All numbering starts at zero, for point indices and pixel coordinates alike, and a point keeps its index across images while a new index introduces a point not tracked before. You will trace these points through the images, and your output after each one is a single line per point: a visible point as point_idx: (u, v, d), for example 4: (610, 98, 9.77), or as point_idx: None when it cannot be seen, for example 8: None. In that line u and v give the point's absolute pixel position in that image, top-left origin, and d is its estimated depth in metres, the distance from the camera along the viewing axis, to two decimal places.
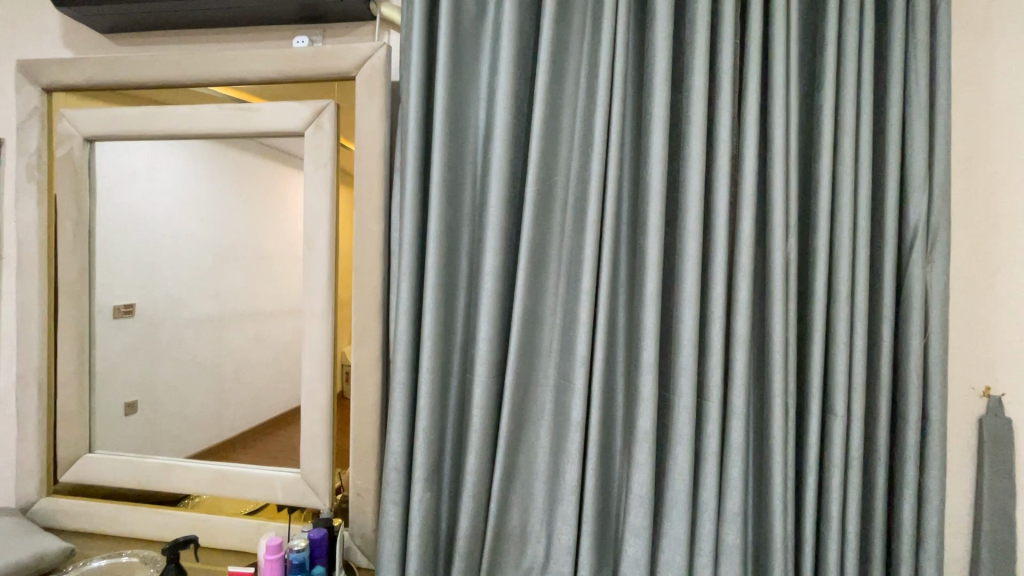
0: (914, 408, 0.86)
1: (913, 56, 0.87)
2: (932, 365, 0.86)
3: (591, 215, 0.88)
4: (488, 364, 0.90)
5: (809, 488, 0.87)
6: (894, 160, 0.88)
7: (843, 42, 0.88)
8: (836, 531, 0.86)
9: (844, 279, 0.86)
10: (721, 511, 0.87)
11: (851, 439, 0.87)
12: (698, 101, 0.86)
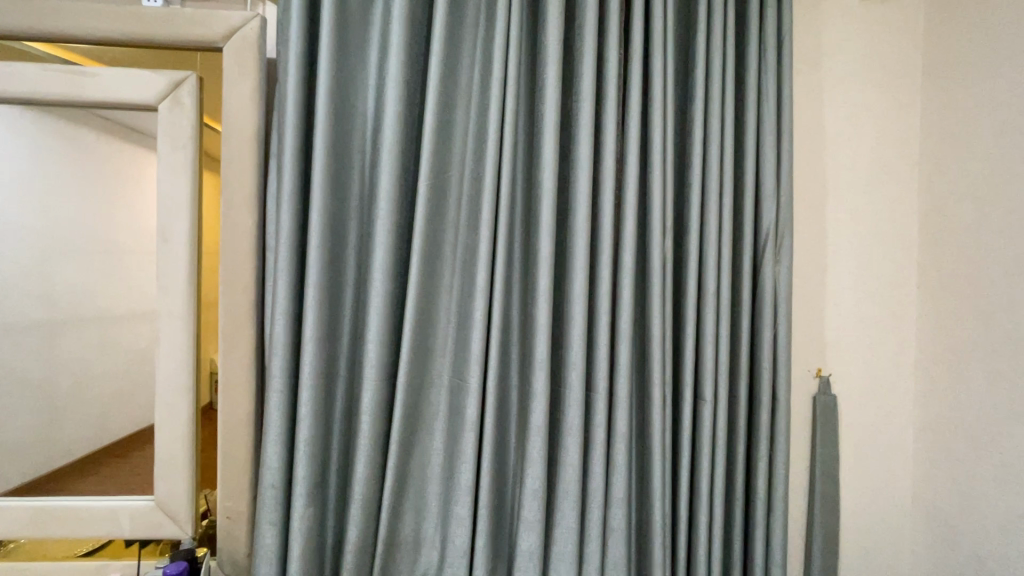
0: (766, 390, 0.99)
1: (765, 81, 1.00)
2: (779, 352, 0.99)
3: (486, 211, 0.88)
4: (378, 366, 0.85)
5: (683, 467, 0.96)
6: (751, 172, 1.00)
7: (711, 61, 0.98)
8: (705, 504, 0.95)
9: (712, 275, 0.96)
10: (608, 496, 0.92)
11: (718, 420, 0.97)
12: (587, 105, 0.90)
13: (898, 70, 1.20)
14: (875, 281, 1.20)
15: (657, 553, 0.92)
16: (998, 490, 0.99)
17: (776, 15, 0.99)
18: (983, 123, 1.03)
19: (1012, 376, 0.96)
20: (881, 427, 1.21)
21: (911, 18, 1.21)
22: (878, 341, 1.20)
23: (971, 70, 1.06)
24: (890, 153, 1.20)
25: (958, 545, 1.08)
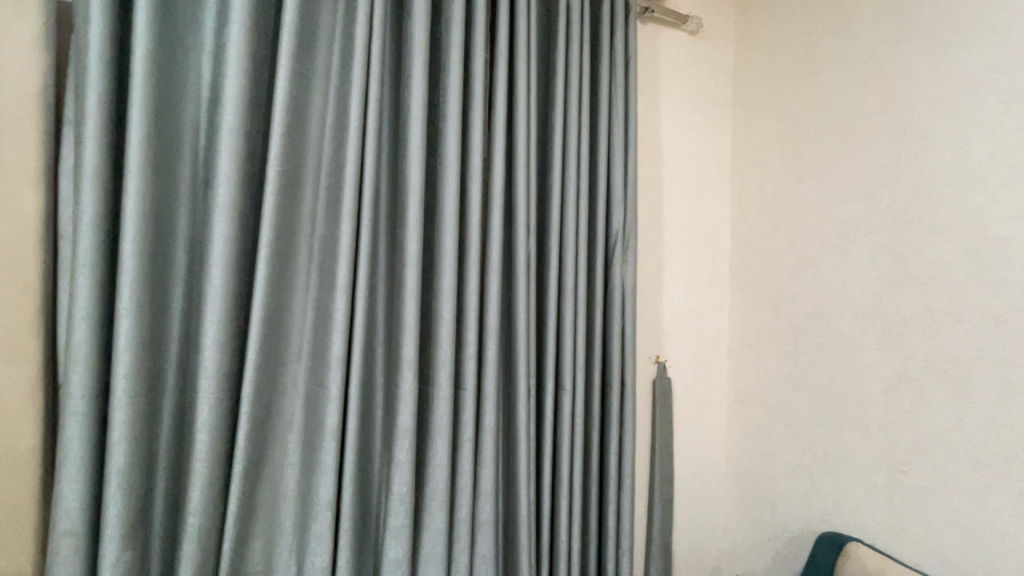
0: (616, 377, 1.09)
1: (614, 97, 1.11)
2: (627, 342, 1.10)
3: (348, 203, 0.82)
4: (219, 376, 0.74)
5: (546, 454, 1.01)
6: (603, 178, 1.09)
7: (569, 72, 1.04)
8: (565, 486, 1.02)
9: (571, 273, 1.03)
10: (476, 491, 0.93)
11: (576, 407, 1.04)
12: (454, 101, 0.89)
13: (716, 107, 1.47)
14: (698, 278, 1.42)
15: (523, 540, 0.95)
16: (784, 442, 1.27)
17: (622, 39, 1.11)
18: (776, 152, 1.32)
19: (794, 350, 1.25)
20: (704, 403, 1.44)
21: (724, 66, 1.49)
22: (702, 330, 1.43)
23: (767, 107, 1.36)
24: (708, 171, 1.44)
25: (760, 494, 1.34)
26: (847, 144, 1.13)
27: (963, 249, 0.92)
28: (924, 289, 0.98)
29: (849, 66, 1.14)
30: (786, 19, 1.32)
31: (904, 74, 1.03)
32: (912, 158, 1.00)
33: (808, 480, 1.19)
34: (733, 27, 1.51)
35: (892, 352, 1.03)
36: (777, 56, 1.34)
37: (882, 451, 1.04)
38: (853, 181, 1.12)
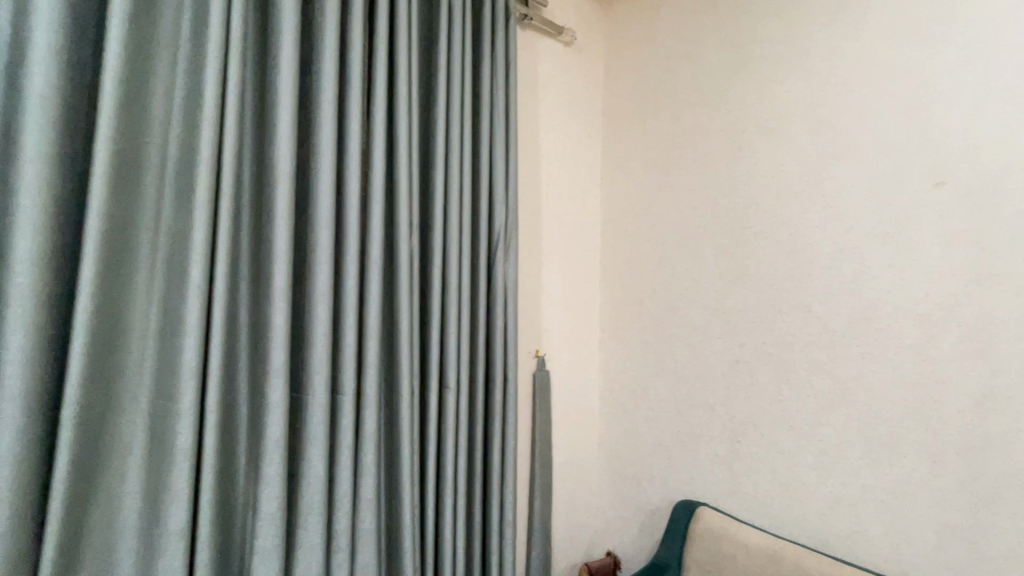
0: (499, 372, 1.12)
1: (495, 98, 1.13)
2: (509, 337, 1.14)
3: (203, 192, 0.73)
4: (26, 397, 0.61)
5: (430, 454, 1.00)
6: (485, 177, 1.11)
7: (451, 69, 1.04)
8: (450, 484, 1.02)
9: (454, 270, 1.03)
10: (357, 500, 0.88)
11: (460, 404, 1.05)
12: (330, 87, 0.84)
13: (588, 124, 1.64)
14: (573, 277, 1.57)
15: (408, 545, 0.93)
16: (648, 421, 1.45)
17: (502, 42, 1.14)
18: (638, 165, 1.53)
19: (655, 340, 1.44)
20: (578, 393, 1.56)
21: (595, 81, 1.67)
22: (573, 325, 1.57)
23: (632, 123, 1.57)
24: (582, 179, 1.60)
25: (627, 472, 1.50)
26: (699, 167, 1.36)
27: (777, 254, 1.16)
28: (750, 287, 1.22)
29: (699, 103, 1.37)
30: (649, 54, 1.53)
31: (736, 107, 1.28)
32: (739, 178, 1.26)
33: (668, 455, 1.38)
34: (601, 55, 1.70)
35: (730, 339, 1.25)
36: (639, 77, 1.55)
37: (723, 422, 1.25)
38: (700, 195, 1.35)
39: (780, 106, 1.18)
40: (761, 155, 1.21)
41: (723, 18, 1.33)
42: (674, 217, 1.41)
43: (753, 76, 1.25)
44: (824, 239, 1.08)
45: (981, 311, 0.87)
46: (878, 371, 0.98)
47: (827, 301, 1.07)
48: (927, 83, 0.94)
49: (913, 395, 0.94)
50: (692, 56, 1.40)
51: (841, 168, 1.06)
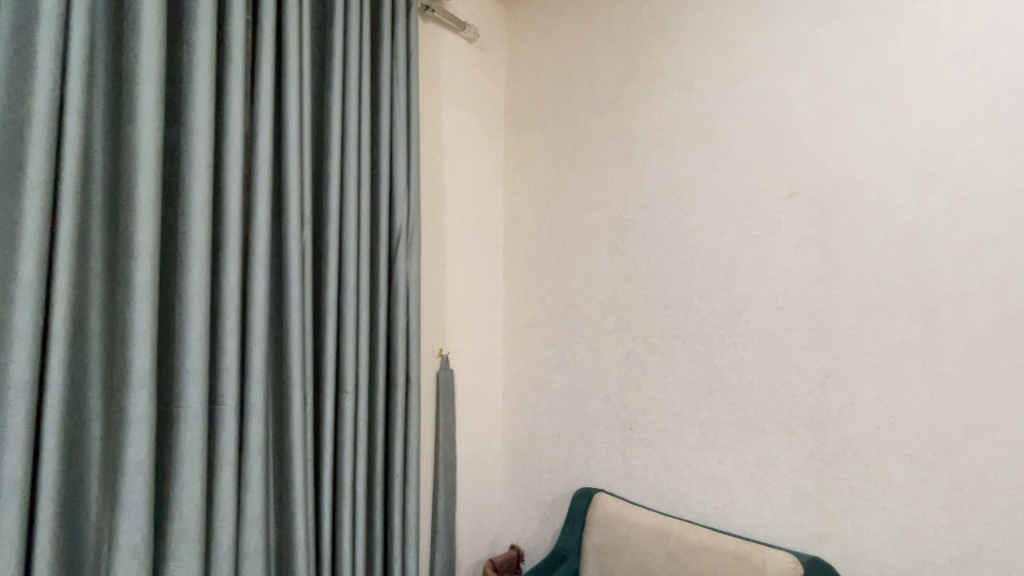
0: (400, 372, 1.09)
1: (397, 89, 1.10)
2: (412, 335, 1.11)
3: (35, 180, 0.66)
4: None
5: (326, 462, 0.94)
6: (386, 170, 1.07)
7: (349, 53, 0.99)
8: (348, 493, 0.96)
9: (352, 267, 0.97)
10: (241, 520, 0.80)
11: (360, 408, 0.99)
12: (204, 65, 0.77)
13: (491, 124, 1.82)
14: (477, 280, 1.73)
15: (300, 565, 0.87)
16: (546, 404, 1.70)
17: (403, 33, 1.12)
18: (537, 180, 1.76)
19: (554, 334, 1.70)
20: (480, 382, 1.74)
21: (497, 92, 1.84)
22: (480, 314, 1.74)
23: (533, 139, 1.79)
24: (484, 189, 1.78)
25: (528, 453, 1.73)
26: (599, 175, 1.62)
27: (655, 263, 1.49)
28: (634, 289, 1.53)
29: (600, 116, 1.63)
30: (547, 76, 1.76)
31: (623, 139, 1.58)
32: (626, 200, 1.56)
33: (563, 433, 1.64)
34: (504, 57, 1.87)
35: (620, 331, 1.55)
36: (541, 96, 1.78)
37: (611, 398, 1.56)
38: (591, 213, 1.63)
39: (670, 128, 1.49)
40: (654, 172, 1.51)
41: (621, 54, 1.60)
42: (577, 228, 1.66)
43: (644, 99, 1.54)
44: (697, 250, 1.42)
45: (826, 306, 1.22)
46: (746, 355, 1.33)
47: (706, 297, 1.40)
48: (778, 125, 1.30)
49: (763, 366, 1.30)
50: (595, 71, 1.65)
51: (704, 197, 1.41)
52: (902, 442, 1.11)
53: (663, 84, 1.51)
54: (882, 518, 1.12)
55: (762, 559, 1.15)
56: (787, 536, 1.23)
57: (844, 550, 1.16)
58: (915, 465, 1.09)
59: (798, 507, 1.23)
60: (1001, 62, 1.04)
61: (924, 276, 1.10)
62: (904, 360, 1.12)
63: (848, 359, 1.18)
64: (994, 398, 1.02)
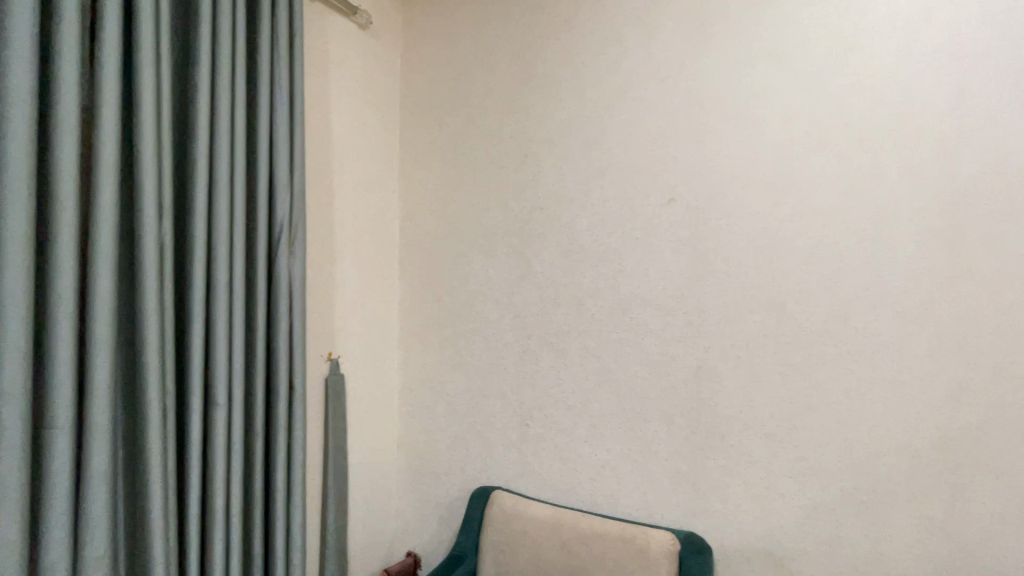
0: (285, 357, 1.20)
1: (278, 103, 1.23)
2: (296, 323, 1.23)
3: None
4: None
5: (195, 438, 1.02)
6: (263, 174, 1.19)
7: (220, 66, 1.10)
8: (220, 467, 1.05)
9: (223, 260, 1.07)
10: (80, 494, 0.85)
11: (235, 388, 1.09)
12: (70, 68, 0.83)
13: (386, 115, 1.76)
14: (372, 281, 1.68)
15: (157, 530, 0.93)
16: (444, 404, 1.70)
17: (283, 52, 1.25)
18: (435, 179, 1.74)
19: (454, 334, 1.70)
20: (375, 384, 1.68)
21: (393, 85, 1.79)
22: (374, 313, 1.69)
23: (431, 137, 1.76)
24: (380, 187, 1.72)
25: (426, 454, 1.72)
26: (495, 173, 1.65)
27: (551, 264, 1.56)
28: (529, 289, 1.58)
29: (496, 115, 1.66)
30: (442, 73, 1.75)
31: (517, 142, 1.62)
32: (521, 202, 1.61)
33: (460, 432, 1.67)
34: (400, 46, 1.81)
35: (520, 331, 1.60)
36: (439, 91, 1.75)
37: (507, 396, 1.61)
38: (488, 214, 1.66)
39: (563, 132, 1.55)
40: (548, 174, 1.57)
41: (512, 60, 1.64)
42: (475, 228, 1.68)
43: (540, 102, 1.59)
44: (586, 252, 1.51)
45: (697, 305, 1.36)
46: (631, 350, 1.44)
47: (596, 296, 1.49)
48: (650, 140, 1.43)
49: (642, 358, 1.42)
50: (492, 70, 1.67)
51: (592, 203, 1.50)
52: (757, 420, 1.29)
53: (557, 88, 1.57)
54: (794, 495, 1.24)
55: (646, 540, 1.28)
56: (665, 514, 1.38)
57: (712, 521, 1.32)
58: (767, 440, 1.28)
59: (674, 487, 1.37)
60: (828, 93, 1.23)
61: (775, 274, 1.28)
62: (759, 348, 1.29)
63: (715, 350, 1.34)
64: (825, 377, 1.22)
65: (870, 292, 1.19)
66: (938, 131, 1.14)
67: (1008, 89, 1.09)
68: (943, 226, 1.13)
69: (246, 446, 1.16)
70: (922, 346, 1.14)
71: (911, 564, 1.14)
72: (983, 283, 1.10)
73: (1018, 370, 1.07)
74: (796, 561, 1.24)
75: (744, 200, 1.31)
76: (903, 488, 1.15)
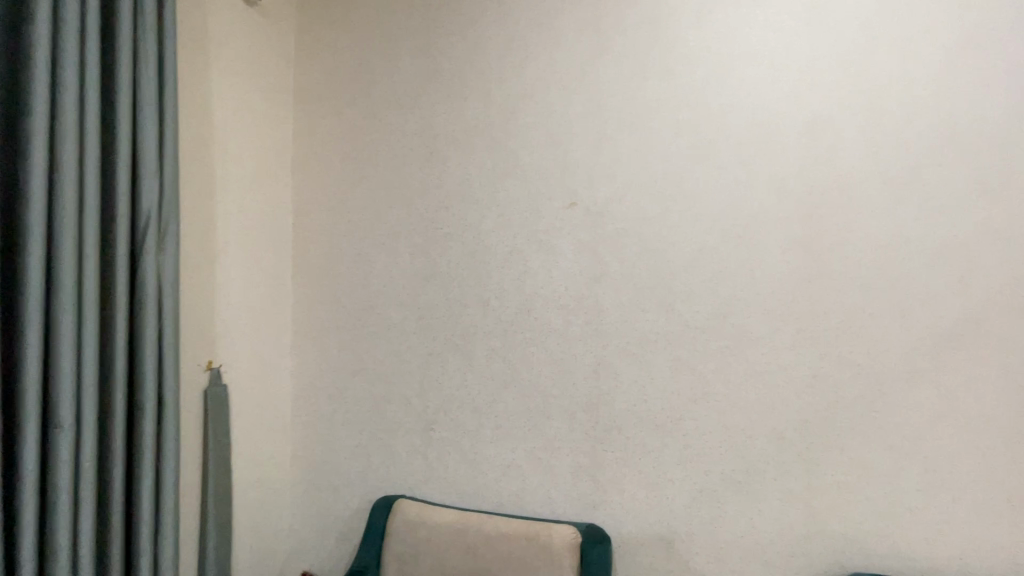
0: (150, 352, 1.13)
1: (144, 80, 1.14)
2: (165, 317, 1.17)
3: None
4: None
5: (31, 442, 0.95)
6: (124, 156, 1.10)
7: (67, 36, 0.99)
8: (67, 472, 0.98)
9: (69, 250, 0.99)
10: None
11: (87, 388, 1.02)
12: None
13: (276, 108, 1.68)
14: (260, 285, 1.60)
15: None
16: (343, 412, 1.63)
17: (148, 24, 1.15)
18: (331, 178, 1.68)
19: (354, 338, 1.63)
20: (265, 391, 1.62)
21: (285, 79, 1.71)
22: (264, 315, 1.62)
23: (327, 134, 1.69)
24: (269, 186, 1.64)
25: (324, 466, 1.65)
26: (399, 170, 1.61)
27: (455, 265, 1.54)
28: (434, 291, 1.56)
29: (400, 110, 1.62)
30: (337, 68, 1.69)
31: (419, 141, 1.59)
32: (425, 202, 1.58)
33: (360, 440, 1.61)
34: (292, 38, 1.74)
35: (424, 333, 1.56)
36: (334, 87, 1.69)
37: (411, 400, 1.56)
38: (389, 214, 1.61)
39: (469, 132, 1.54)
40: (453, 173, 1.55)
41: (411, 57, 1.61)
42: (378, 226, 1.62)
43: (445, 100, 1.57)
44: (491, 253, 1.51)
45: (598, 305, 1.42)
46: (536, 350, 1.46)
47: (501, 297, 1.50)
48: (552, 145, 1.47)
49: (547, 358, 1.45)
50: (395, 64, 1.63)
51: (499, 204, 1.51)
52: (650, 413, 1.37)
53: (463, 87, 1.56)
54: (682, 481, 1.34)
55: (549, 536, 1.31)
56: (567, 508, 1.42)
57: (610, 511, 1.39)
58: (658, 431, 1.36)
59: (576, 482, 1.42)
60: (710, 110, 1.35)
61: (666, 276, 1.37)
62: (651, 345, 1.38)
63: (613, 348, 1.40)
64: (709, 370, 1.34)
65: (744, 292, 1.32)
66: (797, 150, 1.30)
67: (849, 118, 1.27)
68: (801, 234, 1.29)
69: (105, 448, 1.09)
70: (785, 340, 1.29)
71: (776, 534, 1.28)
72: (831, 283, 1.27)
73: (858, 359, 1.25)
74: (683, 542, 1.34)
75: (638, 206, 1.39)
76: (771, 467, 1.29)
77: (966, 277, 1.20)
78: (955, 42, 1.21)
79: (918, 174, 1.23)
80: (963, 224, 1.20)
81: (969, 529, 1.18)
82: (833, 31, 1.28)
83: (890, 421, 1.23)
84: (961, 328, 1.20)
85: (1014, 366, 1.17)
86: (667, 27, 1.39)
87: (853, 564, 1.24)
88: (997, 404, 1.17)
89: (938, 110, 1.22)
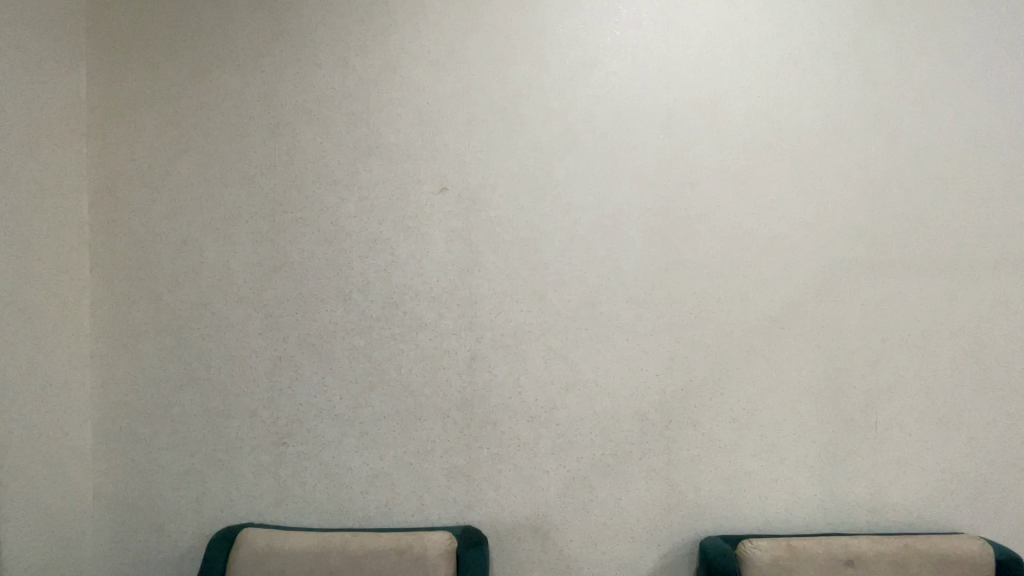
0: None
1: None
2: None
3: None
4: None
5: None
6: None
7: None
8: None
9: None
10: None
11: None
12: None
13: (60, 54, 1.32)
14: (34, 282, 1.25)
15: None
16: (167, 434, 1.34)
17: None
18: (143, 147, 1.36)
19: (179, 343, 1.35)
20: (50, 416, 1.27)
21: (75, 19, 1.35)
22: (45, 318, 1.26)
23: (135, 92, 1.36)
24: (49, 153, 1.29)
25: (140, 501, 1.35)
26: (235, 142, 1.36)
27: (308, 255, 1.35)
28: (283, 284, 1.35)
29: (238, 71, 1.36)
30: (149, 12, 1.37)
31: (261, 109, 1.36)
32: (269, 181, 1.35)
33: (190, 465, 1.34)
34: None
35: (270, 334, 1.34)
36: (146, 35, 1.37)
37: (256, 414, 1.34)
38: (222, 194, 1.35)
39: (323, 103, 1.35)
40: (305, 150, 1.35)
41: (250, 10, 1.37)
42: (210, 209, 1.35)
43: (294, 65, 1.36)
44: (352, 241, 1.35)
45: (471, 297, 1.34)
46: (404, 348, 1.34)
47: (364, 290, 1.34)
48: (419, 124, 1.35)
49: (417, 356, 1.34)
50: (230, 16, 1.37)
51: (359, 186, 1.35)
52: (525, 405, 1.34)
53: (316, 53, 1.36)
54: (556, 470, 1.34)
55: (423, 546, 1.21)
56: (441, 513, 1.33)
57: (486, 510, 1.34)
58: (533, 423, 1.34)
59: (450, 484, 1.33)
60: (579, 99, 1.35)
61: (538, 266, 1.35)
62: (525, 336, 1.34)
63: (487, 341, 1.34)
64: (578, 359, 1.35)
65: (611, 282, 1.35)
66: (657, 146, 1.35)
67: (700, 117, 1.36)
68: (660, 225, 1.35)
69: None
70: (648, 326, 1.35)
71: (641, 511, 1.34)
72: (685, 272, 1.35)
73: (708, 341, 1.35)
74: (558, 530, 1.34)
75: (510, 193, 1.35)
76: (637, 448, 1.34)
77: (790, 265, 1.36)
78: (781, 59, 1.36)
79: (752, 174, 1.36)
80: (788, 219, 1.36)
81: (792, 484, 1.35)
82: (685, 36, 1.36)
83: (734, 397, 1.35)
84: (786, 309, 1.36)
85: (822, 342, 1.36)
86: (537, 12, 1.35)
87: (705, 529, 1.35)
88: (811, 374, 1.36)
89: (769, 117, 1.36)
